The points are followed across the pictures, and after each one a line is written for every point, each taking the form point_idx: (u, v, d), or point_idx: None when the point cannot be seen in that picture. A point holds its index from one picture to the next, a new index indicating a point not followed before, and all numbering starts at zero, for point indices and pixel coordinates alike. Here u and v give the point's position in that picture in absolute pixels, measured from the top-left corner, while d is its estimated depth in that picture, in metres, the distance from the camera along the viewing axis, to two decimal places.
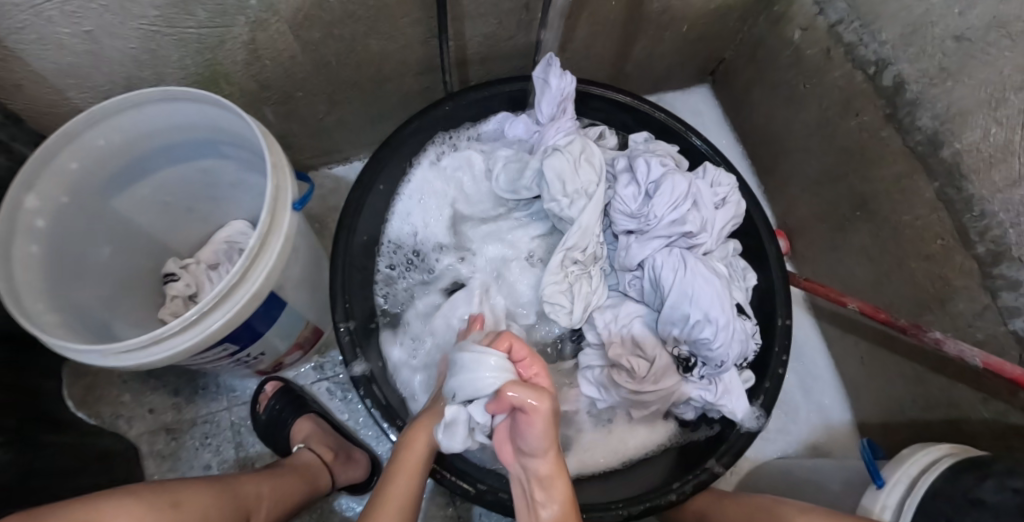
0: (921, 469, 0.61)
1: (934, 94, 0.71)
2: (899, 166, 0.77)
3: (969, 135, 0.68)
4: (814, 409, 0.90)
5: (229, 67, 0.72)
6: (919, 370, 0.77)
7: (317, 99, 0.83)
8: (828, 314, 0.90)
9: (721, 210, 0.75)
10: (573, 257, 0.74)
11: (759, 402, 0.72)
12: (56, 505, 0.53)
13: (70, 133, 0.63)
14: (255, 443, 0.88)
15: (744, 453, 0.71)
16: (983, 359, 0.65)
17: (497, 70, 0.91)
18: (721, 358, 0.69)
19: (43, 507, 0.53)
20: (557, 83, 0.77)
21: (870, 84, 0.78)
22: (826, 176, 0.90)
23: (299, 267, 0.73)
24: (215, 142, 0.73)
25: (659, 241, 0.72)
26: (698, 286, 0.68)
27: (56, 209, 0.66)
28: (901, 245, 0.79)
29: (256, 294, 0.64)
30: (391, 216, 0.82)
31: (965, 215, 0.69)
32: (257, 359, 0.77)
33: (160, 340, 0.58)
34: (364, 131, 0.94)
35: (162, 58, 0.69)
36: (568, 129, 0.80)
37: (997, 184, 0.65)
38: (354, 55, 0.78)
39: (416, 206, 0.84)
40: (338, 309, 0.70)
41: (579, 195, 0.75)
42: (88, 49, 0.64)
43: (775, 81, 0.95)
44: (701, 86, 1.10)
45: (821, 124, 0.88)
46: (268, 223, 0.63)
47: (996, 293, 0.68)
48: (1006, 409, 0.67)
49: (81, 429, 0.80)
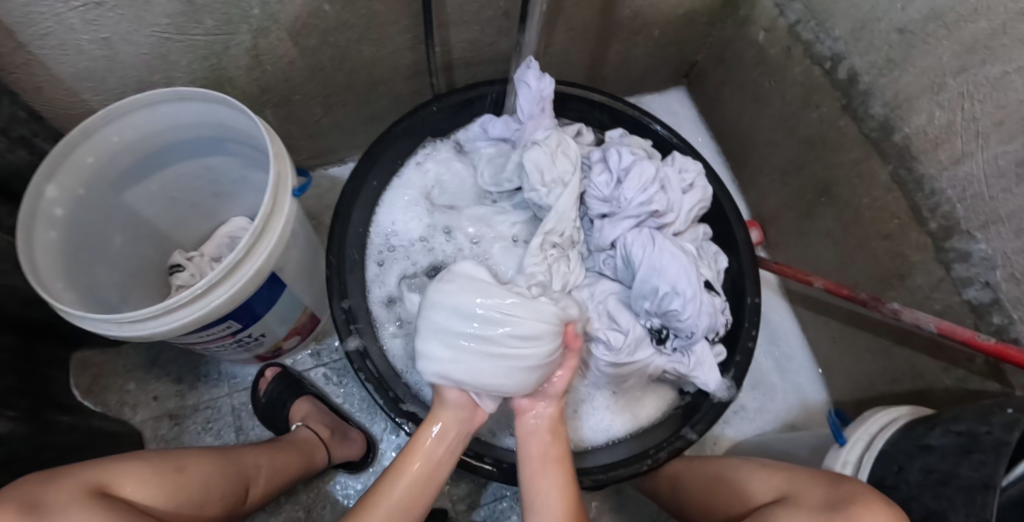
0: (880, 427, 0.65)
1: (883, 83, 0.76)
2: (856, 153, 0.82)
3: (916, 119, 0.73)
4: (791, 389, 0.93)
5: (233, 71, 0.79)
6: (885, 344, 0.80)
7: (314, 103, 0.90)
8: (800, 297, 0.95)
9: (689, 195, 0.83)
10: (552, 241, 0.80)
11: (730, 374, 0.77)
12: (71, 465, 0.57)
13: (88, 130, 0.69)
14: (254, 428, 0.92)
15: (717, 422, 0.75)
16: (936, 324, 0.68)
17: (482, 74, 0.97)
18: (692, 328, 0.74)
19: (58, 467, 0.57)
20: (536, 84, 0.83)
21: (827, 77, 0.84)
22: (794, 167, 0.95)
23: (298, 252, 0.78)
24: (221, 140, 0.79)
25: (630, 221, 0.79)
26: (666, 261, 0.74)
27: (74, 200, 0.72)
28: (863, 227, 0.84)
29: (259, 272, 0.69)
30: (381, 208, 0.88)
31: (917, 194, 0.74)
32: (257, 340, 0.81)
33: (170, 311, 0.63)
34: (358, 133, 1.01)
35: (172, 63, 0.76)
36: (547, 125, 0.85)
37: (943, 162, 0.70)
38: (348, 61, 0.84)
39: (406, 200, 0.89)
40: (334, 291, 0.75)
41: (556, 184, 0.81)
42: (104, 54, 0.71)
43: (744, 80, 1.01)
44: (677, 89, 1.17)
45: (786, 118, 0.94)
46: (270, 207, 0.67)
47: (949, 265, 0.72)
48: (965, 376, 0.70)
49: (89, 414, 0.85)
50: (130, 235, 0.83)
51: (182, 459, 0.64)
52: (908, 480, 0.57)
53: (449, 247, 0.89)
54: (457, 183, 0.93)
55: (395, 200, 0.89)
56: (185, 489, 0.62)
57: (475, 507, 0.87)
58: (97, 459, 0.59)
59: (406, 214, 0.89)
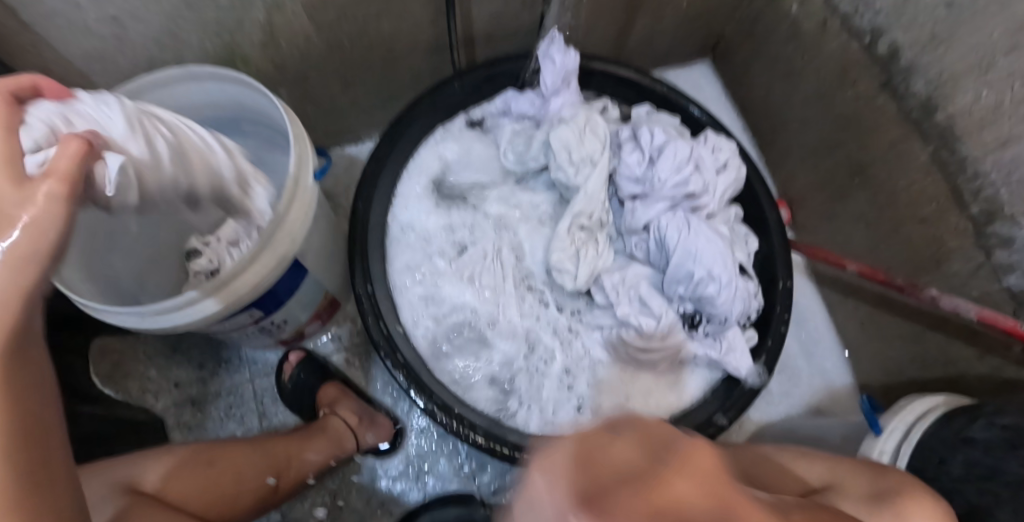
0: (917, 416, 0.63)
1: (927, 60, 0.73)
2: (894, 133, 0.79)
3: (961, 99, 0.70)
4: (817, 374, 0.93)
5: (247, 49, 0.75)
6: (917, 329, 0.79)
7: (331, 81, 0.86)
8: (828, 280, 0.94)
9: (723, 175, 0.80)
10: (580, 223, 0.79)
11: (762, 361, 0.76)
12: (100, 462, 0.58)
13: None
14: (277, 413, 0.91)
15: (748, 408, 0.75)
16: (978, 312, 0.67)
17: (502, 49, 0.94)
18: (725, 314, 0.74)
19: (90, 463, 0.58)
20: (560, 58, 0.79)
21: (865, 54, 0.81)
22: (826, 146, 0.93)
23: (320, 236, 0.76)
24: (238, 121, 0.77)
25: (663, 204, 0.78)
26: (701, 244, 0.73)
27: None
28: (898, 209, 0.82)
29: (284, 259, 0.66)
30: (394, 199, 0.84)
31: (959, 177, 0.72)
32: (279, 327, 0.79)
33: (195, 302, 0.61)
34: (375, 111, 0.97)
35: (184, 41, 0.72)
36: (574, 101, 0.82)
37: (988, 144, 0.67)
38: (366, 36, 0.80)
39: (419, 189, 0.86)
40: (359, 276, 0.74)
41: (585, 164, 0.79)
42: (114, 34, 0.68)
43: (775, 54, 0.97)
44: (702, 63, 1.13)
45: (818, 95, 0.91)
46: (292, 193, 0.65)
47: (990, 251, 0.70)
48: (1001, 364, 0.69)
49: (111, 403, 0.84)
50: None
51: (212, 452, 0.65)
52: (948, 473, 0.56)
53: (472, 223, 0.87)
54: (478, 163, 0.89)
55: (409, 189, 0.85)
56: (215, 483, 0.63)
57: (499, 492, 0.87)
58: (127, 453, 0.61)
59: (422, 202, 0.86)
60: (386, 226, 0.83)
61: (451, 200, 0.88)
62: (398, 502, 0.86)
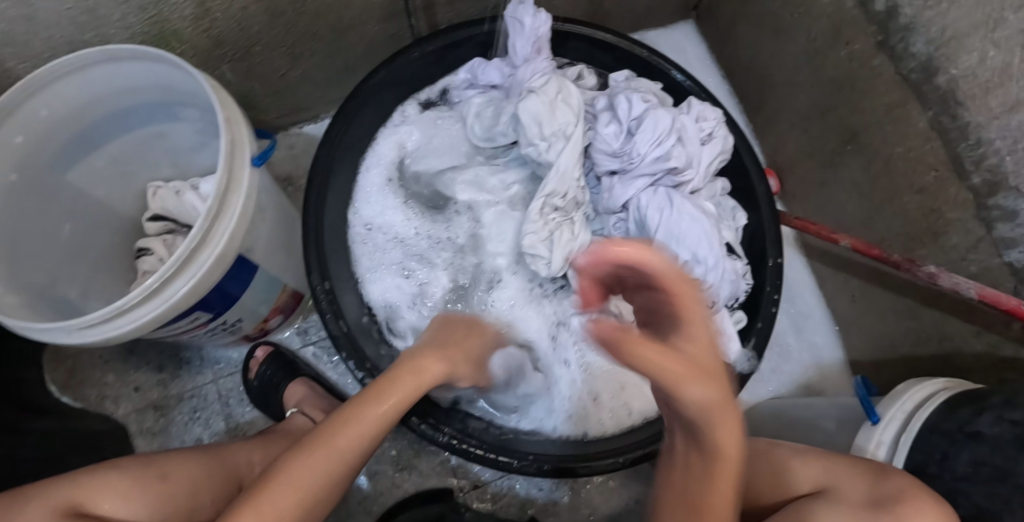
0: (916, 405, 0.60)
1: (928, 17, 0.66)
2: (892, 96, 0.74)
3: (965, 59, 0.63)
4: (806, 349, 0.91)
5: (177, 23, 0.67)
6: (912, 304, 0.76)
7: (278, 55, 0.78)
8: (818, 252, 0.90)
9: (708, 145, 0.74)
10: (552, 204, 0.72)
11: (751, 344, 0.71)
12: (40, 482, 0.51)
13: (9, 105, 0.58)
14: (245, 414, 0.86)
15: (737, 394, 0.70)
16: (978, 292, 0.63)
17: (467, 13, 0.85)
18: (712, 299, 0.69)
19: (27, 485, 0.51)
20: (531, 21, 0.72)
21: (861, 10, 0.74)
22: (816, 112, 0.87)
23: (268, 228, 0.67)
24: (171, 104, 0.69)
25: (644, 180, 0.71)
26: (684, 226, 0.68)
27: (6, 188, 0.62)
28: (894, 178, 0.77)
29: (221, 259, 0.58)
30: (356, 196, 0.78)
31: (960, 145, 0.66)
32: (235, 326, 0.72)
33: (123, 313, 0.53)
34: (332, 86, 0.89)
35: (104, 18, 0.64)
36: (544, 68, 0.74)
37: (993, 110, 0.62)
38: (311, 2, 0.71)
39: (379, 183, 0.79)
40: (314, 271, 0.67)
41: (557, 137, 0.72)
42: (21, 12, 0.59)
43: (763, 12, 0.90)
44: (684, 22, 1.06)
45: (810, 56, 0.85)
46: (225, 183, 0.56)
47: (991, 225, 0.66)
48: (998, 342, 0.66)
49: (65, 413, 0.78)
50: (82, 219, 0.73)
51: (164, 465, 0.57)
52: (952, 471, 0.53)
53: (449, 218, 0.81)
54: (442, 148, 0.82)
55: (369, 183, 0.79)
56: (168, 500, 0.55)
57: (481, 485, 0.83)
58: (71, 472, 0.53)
59: (387, 199, 0.79)
60: (348, 225, 0.77)
61: (417, 193, 0.82)
62: (378, 500, 0.82)
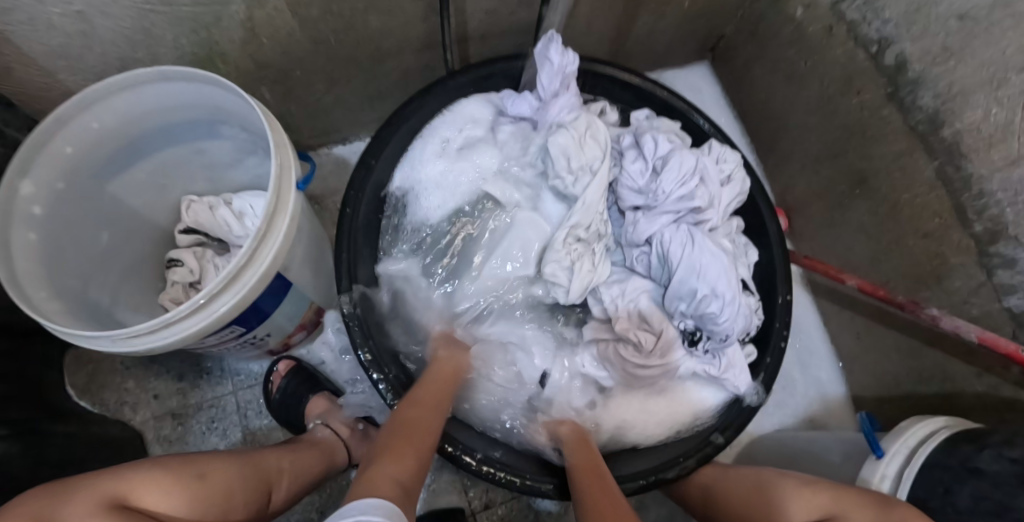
0: (920, 440, 0.62)
1: (936, 73, 0.70)
2: (899, 145, 0.77)
3: (970, 114, 0.67)
4: (811, 384, 0.94)
5: (225, 46, 0.70)
6: (916, 344, 0.79)
7: (316, 79, 0.82)
8: (826, 290, 0.93)
9: (727, 187, 0.78)
10: (576, 234, 0.75)
11: (759, 378, 0.74)
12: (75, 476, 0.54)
13: (64, 117, 0.61)
14: (261, 426, 0.87)
15: (745, 427, 0.73)
16: (979, 335, 0.66)
17: (497, 47, 0.89)
18: (726, 332, 0.72)
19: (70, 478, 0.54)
20: (559, 60, 0.75)
21: (872, 62, 0.78)
22: (826, 155, 0.92)
23: (303, 245, 0.70)
24: (215, 123, 0.72)
25: (668, 217, 0.75)
26: (705, 260, 0.71)
27: (52, 195, 0.64)
28: (900, 222, 0.81)
29: (264, 276, 0.60)
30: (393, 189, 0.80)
31: (964, 195, 0.70)
32: (262, 340, 0.74)
33: (169, 325, 0.55)
34: (363, 111, 0.93)
35: (157, 38, 0.67)
36: (574, 105, 0.78)
37: (996, 163, 0.65)
38: (353, 32, 0.75)
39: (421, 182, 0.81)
40: (343, 276, 0.71)
41: (584, 172, 0.75)
42: (80, 29, 0.62)
43: (777, 58, 0.95)
44: (700, 63, 1.11)
45: (821, 103, 0.89)
46: (274, 205, 0.59)
47: (993, 271, 0.69)
48: (999, 383, 0.69)
49: (86, 418, 0.80)
50: (119, 228, 0.75)
51: (202, 466, 0.60)
52: (954, 504, 0.55)
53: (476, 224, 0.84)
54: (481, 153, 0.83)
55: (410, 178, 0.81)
56: (206, 499, 0.57)
57: (493, 505, 0.85)
58: (111, 468, 0.55)
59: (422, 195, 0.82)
60: (390, 228, 0.80)
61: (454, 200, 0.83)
62: None
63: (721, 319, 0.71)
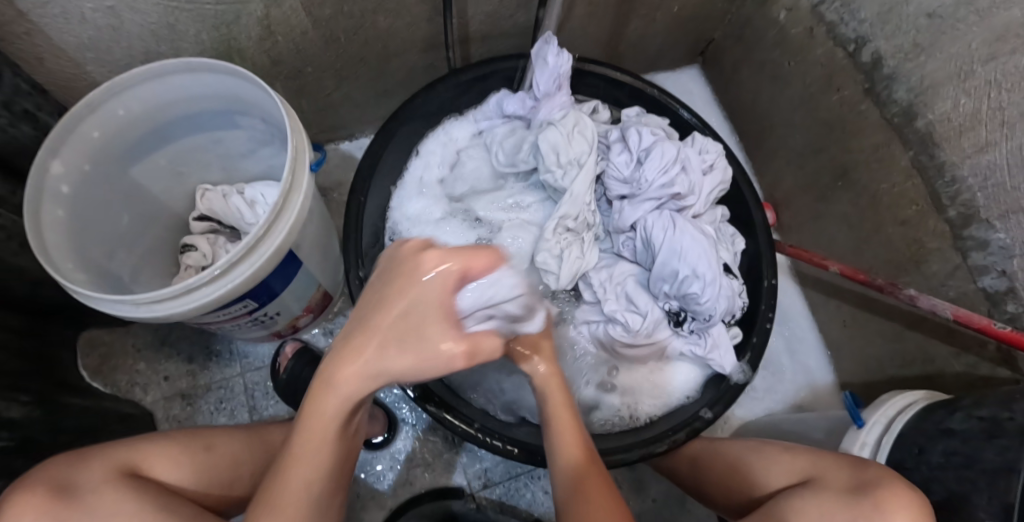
0: (898, 411, 0.65)
1: (909, 68, 0.75)
2: (877, 137, 0.82)
3: (941, 105, 0.72)
4: (800, 371, 0.96)
5: (243, 42, 0.76)
6: (897, 328, 0.82)
7: (325, 76, 0.87)
8: (812, 281, 0.97)
9: (709, 176, 0.82)
10: (565, 225, 0.79)
11: (746, 358, 0.77)
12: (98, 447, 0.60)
13: (93, 103, 0.66)
14: (267, 407, 0.91)
15: (734, 403, 0.75)
16: (953, 312, 0.69)
17: (497, 49, 0.94)
18: (709, 312, 0.75)
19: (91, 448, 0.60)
20: (554, 61, 0.80)
21: (850, 60, 0.83)
22: (810, 151, 0.96)
23: (314, 228, 0.74)
24: (231, 113, 0.76)
25: (651, 203, 0.79)
26: (685, 243, 0.74)
27: (80, 177, 0.69)
28: (879, 211, 0.84)
29: (279, 250, 0.64)
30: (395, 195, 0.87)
31: (937, 182, 0.74)
32: (272, 319, 0.77)
33: (189, 291, 0.59)
34: (370, 109, 0.98)
35: (181, 33, 0.72)
36: (564, 104, 0.83)
37: (966, 150, 0.70)
38: (362, 32, 0.80)
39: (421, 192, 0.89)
40: (350, 256, 0.74)
41: (572, 165, 0.79)
42: (109, 23, 0.68)
43: (763, 60, 1.00)
44: (691, 67, 1.16)
45: (804, 100, 0.94)
46: (289, 184, 0.63)
47: (966, 253, 0.73)
48: (976, 362, 0.72)
49: (99, 395, 0.83)
50: (138, 212, 0.80)
51: (209, 439, 0.64)
52: (927, 462, 0.58)
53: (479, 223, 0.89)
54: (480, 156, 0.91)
55: (410, 184, 0.88)
56: (212, 470, 0.62)
57: (490, 485, 0.87)
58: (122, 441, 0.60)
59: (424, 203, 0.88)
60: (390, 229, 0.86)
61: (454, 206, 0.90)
62: (390, 494, 0.85)
63: (703, 300, 0.74)
